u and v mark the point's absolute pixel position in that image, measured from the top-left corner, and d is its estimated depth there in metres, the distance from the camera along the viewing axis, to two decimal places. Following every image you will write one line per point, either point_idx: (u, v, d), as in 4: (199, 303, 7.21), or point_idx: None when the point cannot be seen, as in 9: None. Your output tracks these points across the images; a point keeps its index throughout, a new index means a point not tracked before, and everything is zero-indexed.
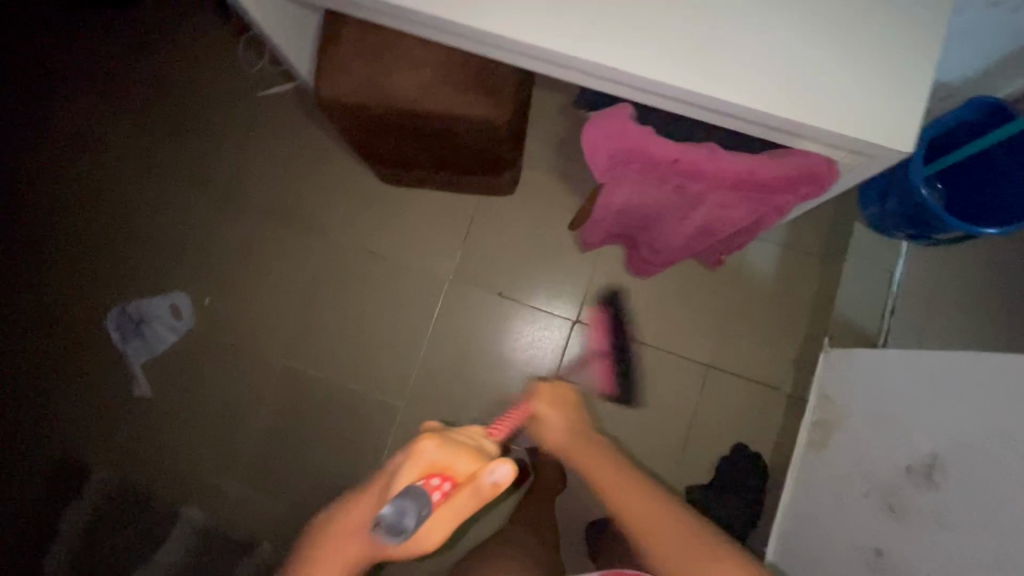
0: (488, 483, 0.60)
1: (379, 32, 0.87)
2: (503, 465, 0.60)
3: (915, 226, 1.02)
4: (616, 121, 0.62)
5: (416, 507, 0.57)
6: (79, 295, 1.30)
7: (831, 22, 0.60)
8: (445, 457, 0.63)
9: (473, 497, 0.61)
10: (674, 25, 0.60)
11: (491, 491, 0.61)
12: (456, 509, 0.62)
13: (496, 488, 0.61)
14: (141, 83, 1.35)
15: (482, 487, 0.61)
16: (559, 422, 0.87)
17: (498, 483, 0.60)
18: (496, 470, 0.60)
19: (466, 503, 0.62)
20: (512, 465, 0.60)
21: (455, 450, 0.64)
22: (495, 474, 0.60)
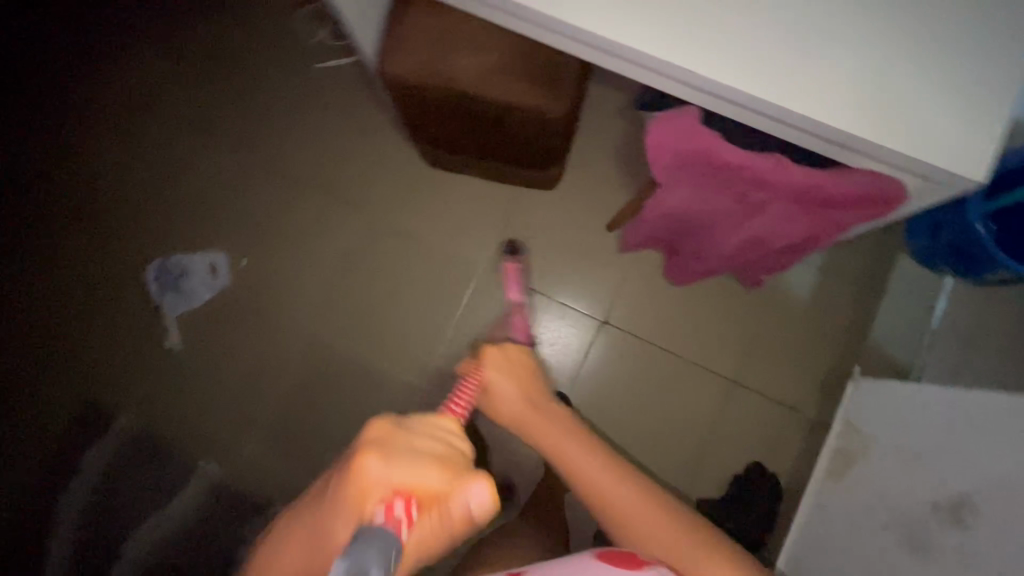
0: (464, 509, 0.53)
1: (447, 14, 0.87)
2: (481, 490, 0.52)
3: (962, 262, 1.01)
4: (686, 122, 0.63)
5: (383, 554, 0.47)
6: (123, 243, 1.34)
7: (914, 43, 0.59)
8: (407, 478, 0.52)
9: (446, 522, 0.53)
10: (752, 33, 0.60)
11: (466, 515, 0.53)
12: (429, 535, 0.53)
13: (470, 512, 0.53)
14: (203, 43, 1.38)
15: (456, 512, 0.53)
16: (512, 391, 0.79)
17: (476, 508, 0.53)
18: (473, 495, 0.52)
19: (439, 528, 0.53)
20: (491, 489, 0.53)
21: (417, 465, 0.53)
22: (474, 500, 0.53)
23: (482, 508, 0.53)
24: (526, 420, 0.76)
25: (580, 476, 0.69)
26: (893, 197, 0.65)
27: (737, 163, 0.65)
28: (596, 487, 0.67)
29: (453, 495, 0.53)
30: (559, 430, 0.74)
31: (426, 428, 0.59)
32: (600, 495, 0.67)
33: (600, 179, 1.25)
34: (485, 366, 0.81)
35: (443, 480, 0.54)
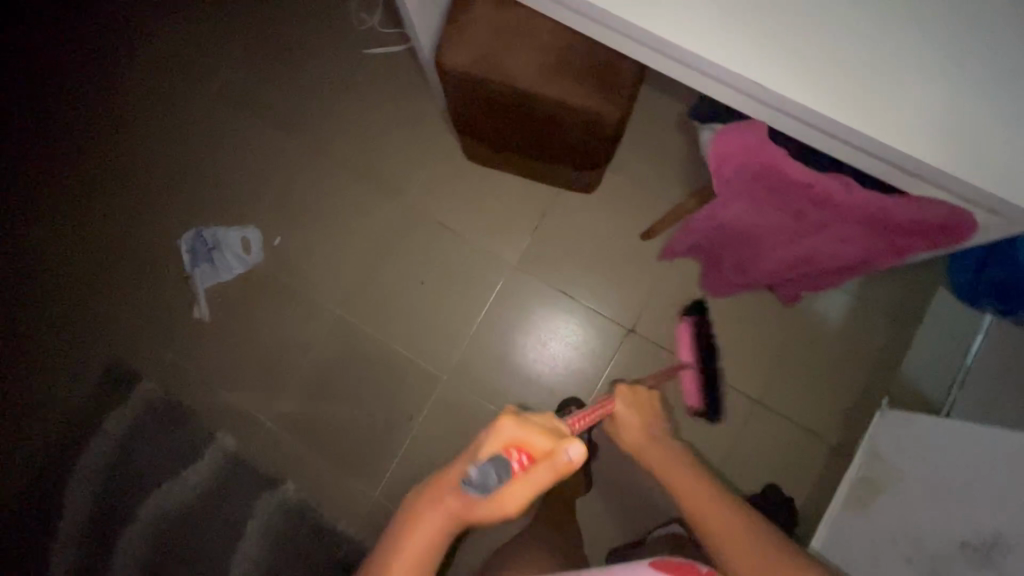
0: (565, 460, 0.65)
1: (509, 9, 0.87)
2: (575, 444, 0.65)
3: (1006, 301, 0.98)
4: (751, 136, 0.66)
5: (500, 469, 0.63)
6: (161, 210, 1.35)
7: (989, 73, 0.59)
8: (524, 434, 0.67)
9: (551, 470, 0.65)
10: (828, 54, 0.60)
11: (568, 469, 0.65)
12: (535, 480, 0.64)
13: (570, 466, 0.65)
14: (255, 20, 1.39)
15: (559, 462, 0.65)
16: (638, 425, 0.87)
17: (573, 461, 0.65)
18: (569, 447, 0.65)
19: (543, 477, 0.65)
20: (583, 444, 0.65)
21: (532, 427, 0.68)
22: (569, 453, 0.65)
23: (577, 461, 0.65)
24: (644, 445, 0.83)
25: (690, 504, 0.69)
26: (957, 230, 0.65)
27: (801, 181, 0.66)
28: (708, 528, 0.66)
29: (556, 448, 0.66)
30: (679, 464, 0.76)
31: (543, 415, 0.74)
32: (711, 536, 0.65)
33: (638, 186, 1.24)
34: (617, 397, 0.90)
35: (550, 442, 0.67)
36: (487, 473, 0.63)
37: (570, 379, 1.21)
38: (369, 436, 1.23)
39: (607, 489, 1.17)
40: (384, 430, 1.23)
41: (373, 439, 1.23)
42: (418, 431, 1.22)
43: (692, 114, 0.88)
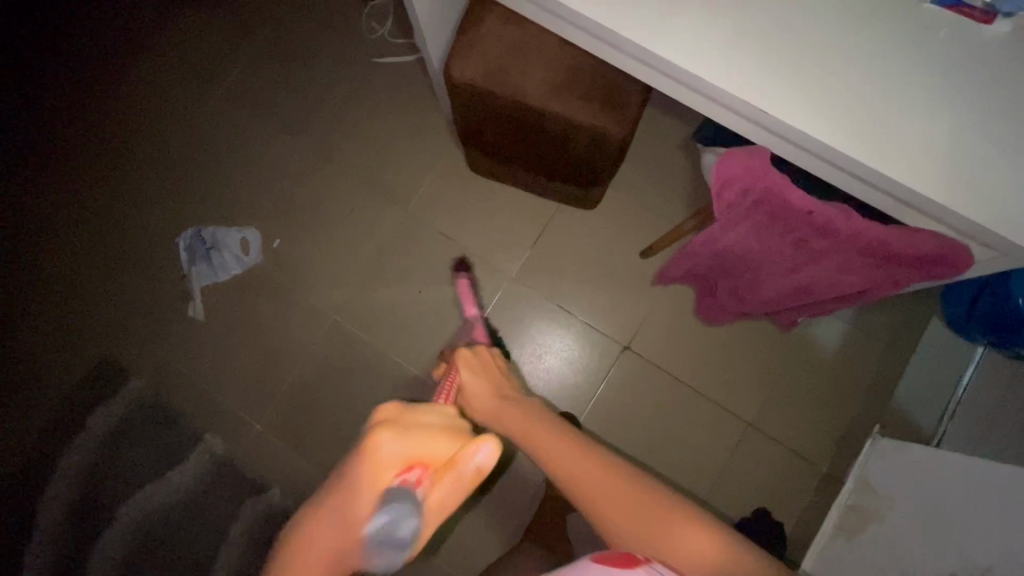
0: (472, 465, 0.64)
1: (521, 26, 0.89)
2: (483, 446, 0.64)
3: (1000, 335, 0.98)
4: (754, 161, 0.67)
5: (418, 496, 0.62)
6: (161, 207, 1.35)
7: (992, 113, 0.60)
8: (415, 449, 0.64)
9: (456, 483, 0.64)
10: (828, 85, 0.61)
11: (474, 473, 0.65)
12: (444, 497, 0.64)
13: (479, 470, 0.65)
14: (267, 24, 1.40)
15: (465, 472, 0.64)
16: (483, 388, 0.83)
17: (481, 464, 0.64)
18: (477, 452, 0.64)
19: (452, 490, 0.64)
20: (494, 443, 0.64)
21: (420, 439, 0.65)
22: (477, 457, 0.64)
23: (484, 464, 0.64)
24: (494, 409, 0.79)
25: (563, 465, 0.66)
26: (957, 264, 0.66)
27: (805, 210, 0.67)
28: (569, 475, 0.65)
29: (460, 456, 0.64)
30: (527, 414, 0.75)
31: (430, 410, 0.72)
32: (574, 483, 0.64)
33: (639, 205, 1.25)
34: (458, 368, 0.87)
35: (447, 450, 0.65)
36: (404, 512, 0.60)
37: (561, 394, 1.21)
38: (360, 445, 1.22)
39: None
40: None
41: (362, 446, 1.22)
42: None
43: (696, 137, 0.89)
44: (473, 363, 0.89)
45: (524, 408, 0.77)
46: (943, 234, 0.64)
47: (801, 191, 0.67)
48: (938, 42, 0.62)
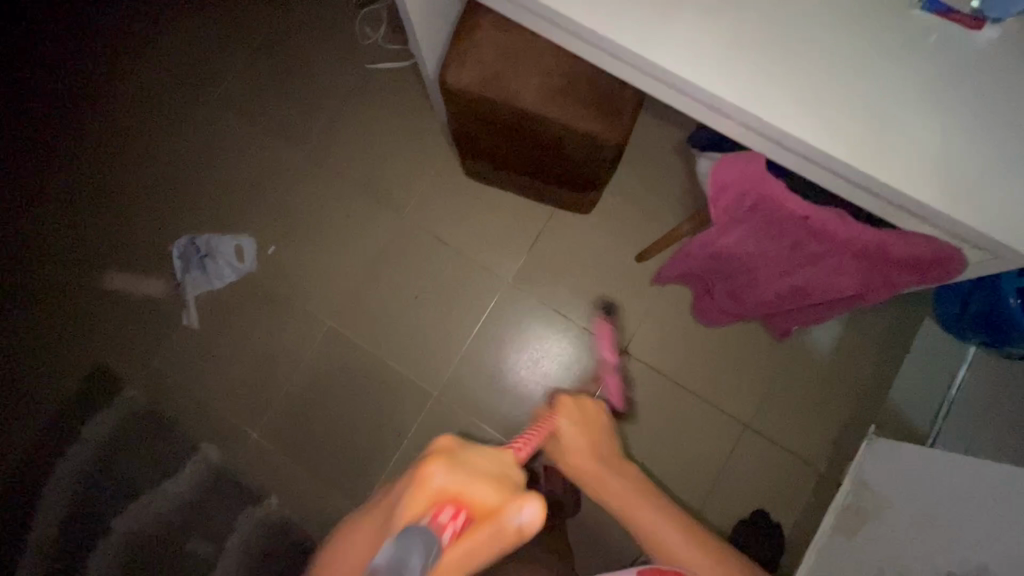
0: (513, 525, 0.55)
1: (515, 32, 0.89)
2: (531, 505, 0.55)
3: (991, 334, 1.00)
4: (749, 167, 0.67)
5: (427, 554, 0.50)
6: (154, 215, 1.34)
7: (982, 118, 0.61)
8: (459, 486, 0.56)
9: (494, 538, 0.55)
10: (821, 91, 0.62)
11: (515, 534, 0.56)
12: (475, 552, 0.55)
13: (520, 531, 0.55)
14: (260, 30, 1.40)
15: (505, 529, 0.55)
16: (581, 444, 0.90)
17: (523, 525, 0.55)
18: (523, 510, 0.55)
19: (487, 547, 0.55)
20: (541, 505, 0.55)
21: (471, 477, 0.57)
22: (522, 516, 0.55)
23: (527, 527, 0.55)
24: (592, 469, 0.87)
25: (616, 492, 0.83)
26: (950, 267, 0.67)
27: (801, 215, 0.67)
28: (667, 547, 0.74)
29: (505, 508, 0.55)
30: (626, 482, 0.84)
31: (488, 454, 0.62)
32: (670, 554, 0.73)
33: (635, 209, 1.26)
34: (559, 416, 0.92)
35: (494, 497, 0.56)
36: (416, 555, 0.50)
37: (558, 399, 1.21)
38: (357, 453, 1.22)
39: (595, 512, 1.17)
40: (371, 446, 1.22)
41: (360, 453, 1.22)
42: (407, 447, 1.21)
43: (691, 142, 0.90)
44: (572, 414, 0.94)
45: (619, 474, 0.86)
46: (937, 239, 0.65)
47: (796, 196, 0.67)
48: (929, 48, 0.63)
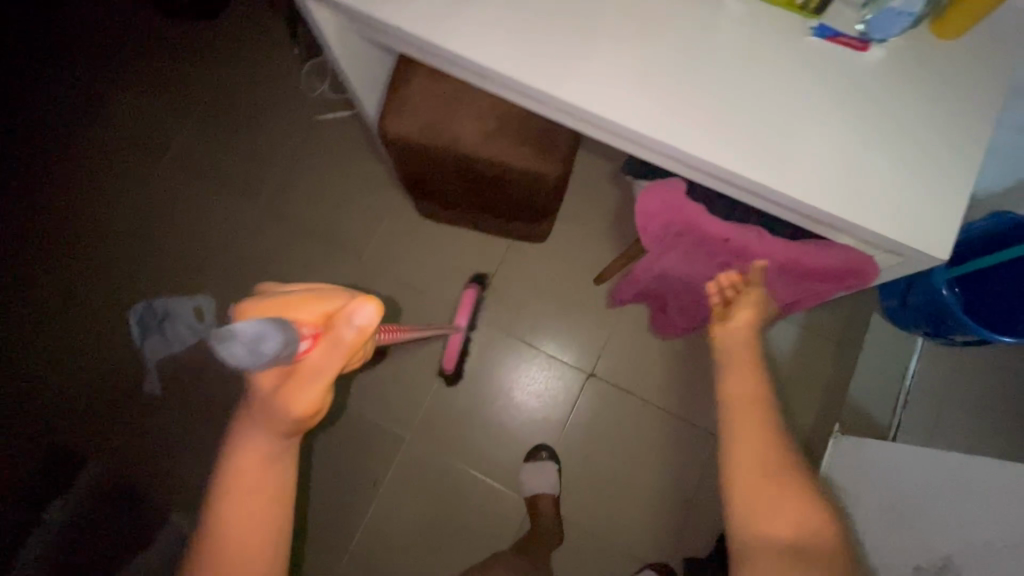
0: (347, 326, 0.48)
1: (448, 80, 0.92)
2: (363, 307, 0.48)
3: (934, 325, 1.03)
4: (671, 194, 0.73)
5: (284, 340, 0.45)
6: (108, 284, 1.32)
7: (882, 131, 0.65)
8: (287, 301, 0.49)
9: (337, 351, 0.48)
10: (733, 118, 0.66)
11: (352, 340, 0.48)
12: (321, 369, 0.47)
13: (357, 339, 0.48)
14: (204, 91, 1.41)
15: (341, 331, 0.48)
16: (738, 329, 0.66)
17: (353, 328, 0.48)
18: (355, 313, 0.48)
19: (328, 362, 0.48)
20: (374, 306, 0.47)
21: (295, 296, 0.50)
22: (352, 318, 0.48)
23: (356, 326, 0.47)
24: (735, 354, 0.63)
25: (745, 432, 0.54)
26: (866, 276, 0.71)
27: (721, 235, 0.73)
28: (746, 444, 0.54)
29: (338, 315, 0.49)
30: (754, 379, 0.60)
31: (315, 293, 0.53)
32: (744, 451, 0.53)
33: (588, 234, 1.29)
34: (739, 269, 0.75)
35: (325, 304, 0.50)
36: (264, 342, 0.44)
37: (534, 427, 1.22)
38: (335, 507, 1.19)
39: (579, 536, 1.18)
40: (350, 498, 1.20)
41: (338, 505, 1.19)
42: (384, 494, 1.20)
43: (627, 169, 0.93)
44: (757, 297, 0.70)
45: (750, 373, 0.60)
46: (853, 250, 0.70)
47: (715, 218, 0.73)
48: (828, 69, 0.67)
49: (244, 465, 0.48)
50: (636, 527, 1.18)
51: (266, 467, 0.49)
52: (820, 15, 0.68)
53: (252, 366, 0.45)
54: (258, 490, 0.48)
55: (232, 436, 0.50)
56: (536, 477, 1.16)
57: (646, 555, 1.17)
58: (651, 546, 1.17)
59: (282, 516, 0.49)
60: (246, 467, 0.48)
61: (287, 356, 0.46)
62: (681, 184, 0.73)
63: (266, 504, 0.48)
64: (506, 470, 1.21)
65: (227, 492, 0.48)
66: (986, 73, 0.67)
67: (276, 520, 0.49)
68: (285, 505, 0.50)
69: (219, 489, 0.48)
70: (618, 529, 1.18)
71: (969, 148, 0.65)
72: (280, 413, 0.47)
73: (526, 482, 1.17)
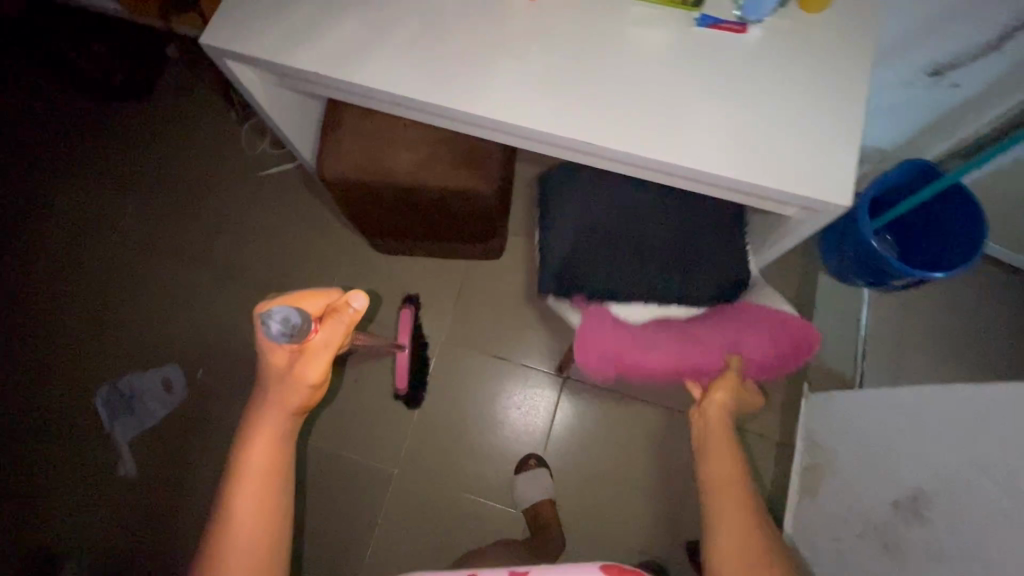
0: (347, 310, 0.59)
1: (376, 117, 0.96)
2: (358, 295, 0.59)
3: (874, 275, 1.08)
4: (608, 345, 0.82)
5: (303, 317, 0.58)
6: (68, 371, 1.29)
7: (771, 100, 0.71)
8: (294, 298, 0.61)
9: (339, 329, 0.59)
10: (635, 109, 0.71)
11: (349, 322, 0.59)
12: (326, 343, 0.58)
13: (355, 318, 0.60)
14: (145, 166, 1.43)
15: (340, 315, 0.59)
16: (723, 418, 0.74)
17: (351, 309, 0.59)
18: (352, 299, 0.59)
19: (331, 338, 0.58)
20: (367, 293, 0.59)
21: (301, 294, 0.61)
22: (349, 303, 0.60)
23: (351, 306, 0.59)
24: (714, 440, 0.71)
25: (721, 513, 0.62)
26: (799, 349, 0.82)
27: (669, 367, 0.81)
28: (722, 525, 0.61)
29: (339, 304, 0.60)
30: (732, 467, 0.67)
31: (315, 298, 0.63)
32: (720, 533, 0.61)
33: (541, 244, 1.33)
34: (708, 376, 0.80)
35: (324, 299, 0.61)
36: (290, 318, 0.57)
37: (519, 440, 1.23)
38: (333, 560, 1.16)
39: (582, 542, 1.17)
40: (346, 546, 1.17)
41: (334, 556, 1.16)
42: (380, 536, 1.17)
43: (542, 290, 0.89)
44: (732, 381, 0.78)
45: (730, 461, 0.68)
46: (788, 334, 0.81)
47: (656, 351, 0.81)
48: (713, 52, 0.73)
49: (254, 455, 0.56)
50: (636, 522, 1.18)
51: (277, 443, 0.57)
52: (698, 7, 0.75)
53: (282, 337, 0.57)
54: (264, 478, 0.55)
55: (249, 416, 0.59)
56: (529, 488, 1.17)
57: (651, 548, 1.17)
58: (654, 539, 1.17)
59: (284, 503, 0.56)
60: (258, 449, 0.56)
61: (300, 333, 0.58)
62: (607, 328, 0.84)
63: (271, 473, 0.56)
64: (499, 489, 1.20)
65: (241, 467, 0.55)
66: (854, 36, 0.74)
67: (274, 511, 0.55)
68: (284, 490, 0.57)
69: (233, 477, 0.55)
70: (618, 527, 1.18)
71: (850, 102, 0.71)
72: (297, 385, 0.58)
73: (524, 493, 1.16)
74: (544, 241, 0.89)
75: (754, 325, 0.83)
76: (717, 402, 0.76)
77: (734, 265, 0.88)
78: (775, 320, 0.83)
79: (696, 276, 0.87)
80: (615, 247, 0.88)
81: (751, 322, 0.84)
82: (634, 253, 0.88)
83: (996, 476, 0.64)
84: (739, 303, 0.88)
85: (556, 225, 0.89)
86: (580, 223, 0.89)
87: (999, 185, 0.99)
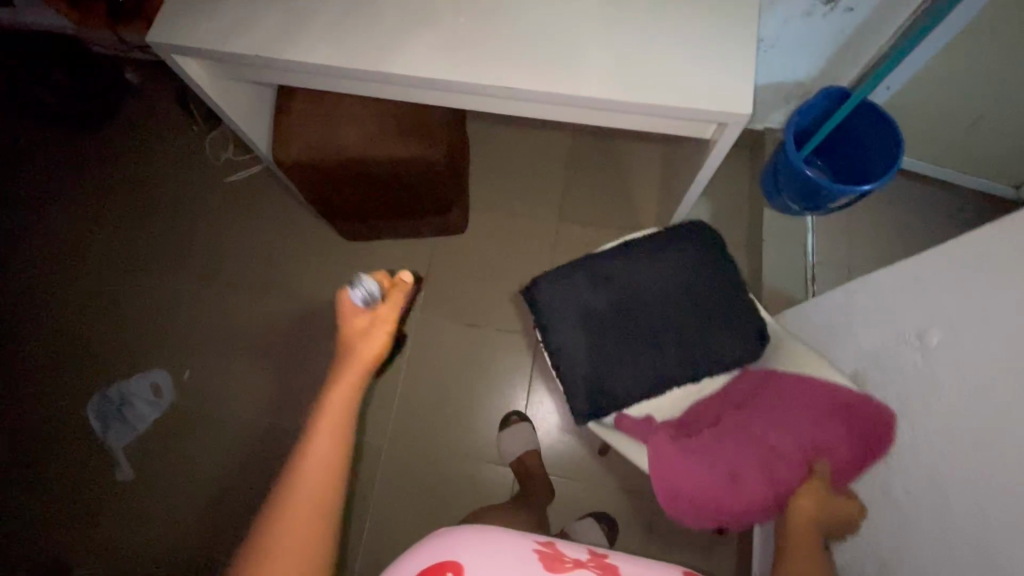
0: (403, 286, 0.74)
1: (321, 99, 1.02)
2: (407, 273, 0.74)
3: (810, 200, 1.16)
4: (697, 502, 0.75)
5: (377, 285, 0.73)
6: (58, 388, 1.33)
7: (670, 33, 0.79)
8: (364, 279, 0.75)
9: (399, 299, 0.73)
10: (549, 54, 0.78)
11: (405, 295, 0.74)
12: (389, 311, 0.72)
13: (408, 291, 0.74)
14: (115, 185, 1.48)
15: (399, 289, 0.73)
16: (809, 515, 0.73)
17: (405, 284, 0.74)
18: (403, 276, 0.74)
19: (393, 307, 0.73)
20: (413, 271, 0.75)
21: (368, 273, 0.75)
22: (403, 279, 0.74)
23: (404, 282, 0.74)
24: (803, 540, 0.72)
25: None
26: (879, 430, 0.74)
27: (771, 498, 0.74)
28: None
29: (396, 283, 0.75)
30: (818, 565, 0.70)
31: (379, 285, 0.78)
32: None
33: (501, 215, 1.38)
34: (804, 493, 0.74)
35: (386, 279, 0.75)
36: (369, 286, 0.72)
37: (501, 400, 1.28)
38: None
39: (572, 487, 1.22)
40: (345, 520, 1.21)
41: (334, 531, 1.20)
42: (377, 507, 1.21)
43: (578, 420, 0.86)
44: (816, 485, 0.74)
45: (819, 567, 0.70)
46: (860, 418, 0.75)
47: (745, 488, 0.74)
48: None
49: (335, 398, 0.67)
50: (621, 461, 1.24)
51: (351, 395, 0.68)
52: None
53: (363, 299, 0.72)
54: (336, 417, 0.66)
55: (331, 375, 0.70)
56: (515, 442, 1.21)
57: (637, 485, 1.22)
58: (639, 477, 1.23)
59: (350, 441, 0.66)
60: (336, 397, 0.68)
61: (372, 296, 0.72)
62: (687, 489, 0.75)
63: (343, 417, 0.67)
64: (488, 448, 1.25)
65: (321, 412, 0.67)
66: None
67: (345, 440, 0.66)
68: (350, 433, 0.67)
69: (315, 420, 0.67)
70: (606, 470, 1.23)
71: (740, 27, 0.78)
72: (371, 341, 0.71)
73: (509, 447, 1.21)
74: (559, 367, 0.87)
75: (810, 406, 0.77)
76: (808, 513, 0.73)
77: (740, 316, 0.87)
78: (830, 397, 0.76)
79: (708, 341, 0.86)
80: (624, 340, 0.87)
81: (811, 403, 0.77)
82: (644, 344, 0.87)
83: (911, 341, 0.71)
84: (780, 378, 0.81)
85: (566, 345, 0.87)
86: (586, 326, 0.88)
87: (907, 101, 1.07)
